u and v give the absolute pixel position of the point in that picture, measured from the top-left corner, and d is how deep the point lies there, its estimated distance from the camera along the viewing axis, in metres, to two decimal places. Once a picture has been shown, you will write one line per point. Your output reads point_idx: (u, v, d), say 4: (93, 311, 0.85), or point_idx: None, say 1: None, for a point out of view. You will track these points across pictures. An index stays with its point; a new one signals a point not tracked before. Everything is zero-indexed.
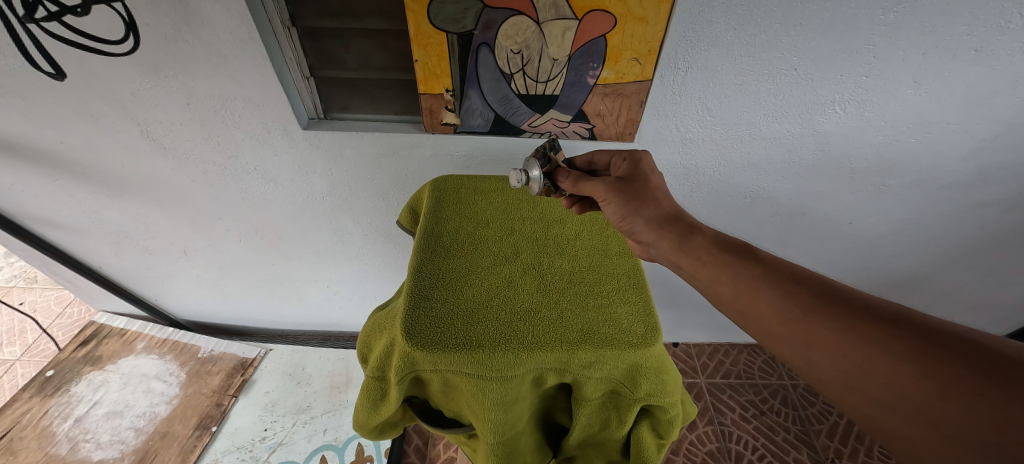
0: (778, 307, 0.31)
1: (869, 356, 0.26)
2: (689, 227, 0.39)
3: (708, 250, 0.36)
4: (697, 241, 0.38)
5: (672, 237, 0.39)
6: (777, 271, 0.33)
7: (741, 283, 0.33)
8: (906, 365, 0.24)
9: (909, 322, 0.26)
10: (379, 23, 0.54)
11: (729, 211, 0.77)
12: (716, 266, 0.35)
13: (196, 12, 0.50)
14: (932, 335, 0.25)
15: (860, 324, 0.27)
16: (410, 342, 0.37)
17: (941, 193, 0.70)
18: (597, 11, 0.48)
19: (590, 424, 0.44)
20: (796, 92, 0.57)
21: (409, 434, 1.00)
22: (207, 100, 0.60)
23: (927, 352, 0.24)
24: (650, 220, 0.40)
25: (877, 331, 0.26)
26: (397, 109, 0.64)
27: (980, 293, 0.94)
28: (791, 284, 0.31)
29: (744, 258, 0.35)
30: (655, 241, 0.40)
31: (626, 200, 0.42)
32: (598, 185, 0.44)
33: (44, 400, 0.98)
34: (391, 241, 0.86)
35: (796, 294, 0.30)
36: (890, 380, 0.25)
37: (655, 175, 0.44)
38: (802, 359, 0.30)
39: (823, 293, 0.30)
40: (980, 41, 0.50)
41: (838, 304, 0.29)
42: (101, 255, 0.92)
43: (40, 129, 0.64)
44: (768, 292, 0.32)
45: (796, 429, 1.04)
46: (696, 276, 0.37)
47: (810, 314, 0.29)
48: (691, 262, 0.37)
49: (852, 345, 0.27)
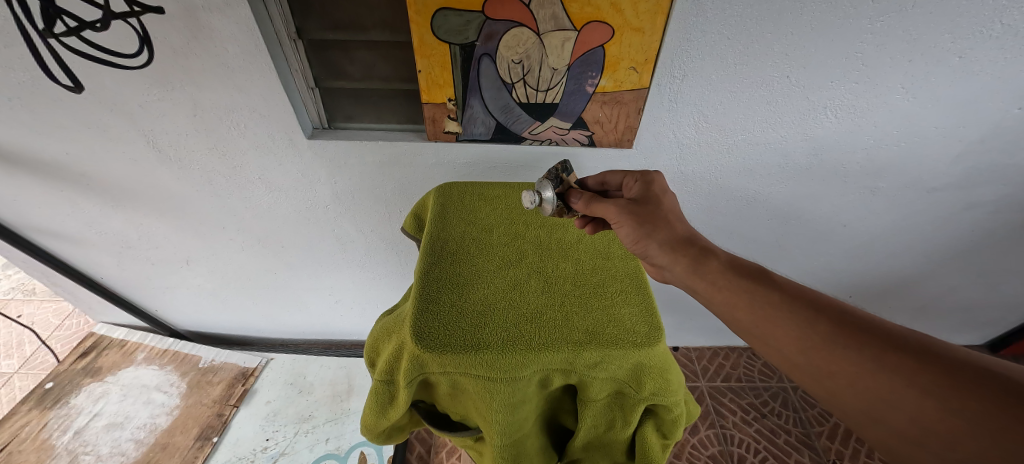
0: (798, 334, 0.32)
1: (893, 388, 0.27)
2: (703, 250, 0.40)
3: (722, 274, 0.37)
4: (712, 266, 0.38)
5: (686, 261, 0.39)
6: (793, 296, 0.34)
7: (759, 309, 0.34)
8: (932, 400, 0.25)
9: (932, 355, 0.27)
10: (383, 35, 0.56)
11: (726, 214, 0.78)
12: (733, 291, 0.36)
13: (205, 26, 0.51)
14: (959, 370, 0.25)
15: (882, 355, 0.28)
16: (422, 345, 0.37)
17: (933, 195, 0.72)
18: (596, 23, 0.50)
19: (595, 425, 0.45)
20: (789, 98, 0.58)
21: (411, 443, 0.99)
22: (214, 112, 0.61)
23: (955, 388, 0.25)
24: (664, 243, 0.41)
25: (901, 363, 0.27)
26: (400, 118, 0.66)
27: (974, 294, 0.95)
28: (809, 312, 0.32)
29: (761, 283, 0.35)
30: (669, 264, 0.41)
31: (639, 223, 0.42)
32: (611, 207, 0.45)
33: (43, 412, 0.98)
34: (391, 248, 0.87)
35: (815, 322, 0.31)
36: (915, 413, 0.26)
37: (667, 196, 0.46)
38: (822, 387, 0.31)
39: (841, 322, 0.31)
40: (964, 48, 0.52)
41: (859, 333, 0.29)
42: (104, 266, 0.92)
43: (47, 140, 0.64)
44: (786, 318, 0.32)
45: (797, 431, 1.04)
46: (712, 300, 0.37)
47: (831, 343, 0.30)
48: (707, 287, 0.38)
49: (875, 375, 0.28)
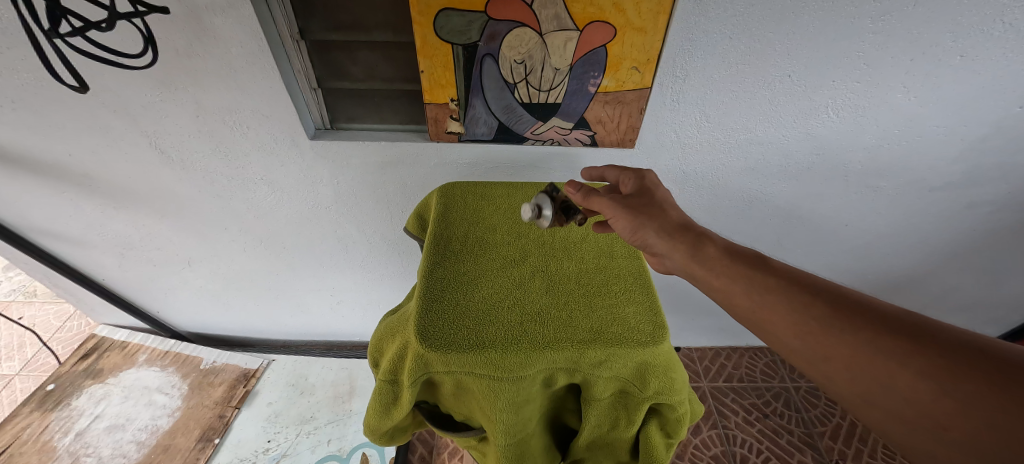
0: (793, 320, 0.32)
1: (890, 371, 0.27)
2: (699, 237, 0.39)
3: (722, 261, 0.37)
4: (710, 253, 0.38)
5: (684, 248, 0.39)
6: (790, 281, 0.33)
7: (756, 296, 0.34)
8: (926, 382, 0.25)
9: (929, 337, 0.27)
10: (385, 35, 0.56)
11: (728, 214, 0.78)
12: (730, 278, 0.36)
13: (209, 27, 0.51)
14: (955, 351, 0.26)
15: (877, 338, 0.28)
16: (426, 344, 0.37)
17: (934, 194, 0.72)
18: (598, 23, 0.50)
19: (599, 425, 0.44)
20: (791, 97, 0.58)
21: (412, 444, 0.99)
22: (217, 113, 0.61)
23: (949, 368, 0.25)
24: (661, 231, 0.40)
25: (896, 346, 0.27)
26: (402, 119, 0.66)
27: (976, 293, 0.95)
28: (806, 296, 0.32)
29: (759, 270, 0.35)
30: (668, 252, 0.40)
31: (635, 215, 0.42)
32: (605, 201, 0.44)
33: (45, 414, 0.97)
34: (392, 249, 0.87)
35: (811, 307, 0.31)
36: (910, 395, 0.26)
37: (661, 190, 0.46)
38: (819, 372, 0.31)
39: (836, 306, 0.31)
40: (965, 47, 0.52)
41: (855, 316, 0.30)
42: (105, 267, 0.92)
43: (50, 142, 0.65)
44: (784, 304, 0.32)
45: (799, 431, 1.04)
46: (711, 288, 0.37)
47: (826, 327, 0.30)
48: (705, 274, 0.37)
49: (870, 359, 0.28)
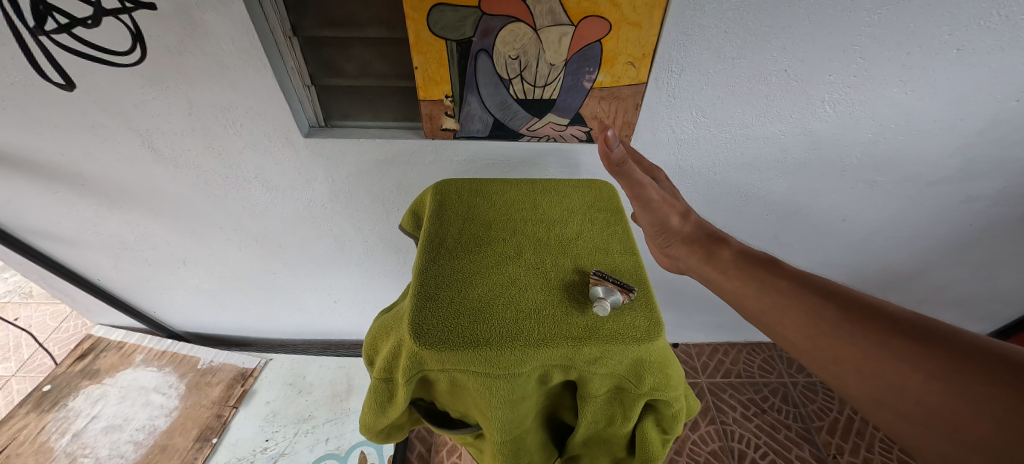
0: (804, 322, 0.33)
1: (899, 372, 0.28)
2: (715, 241, 0.43)
3: (734, 264, 0.39)
4: (723, 256, 0.41)
5: (700, 253, 0.42)
6: (802, 285, 0.35)
7: (767, 298, 0.36)
8: (935, 382, 0.26)
9: (940, 340, 0.27)
10: (379, 31, 0.55)
11: (725, 209, 0.78)
12: (743, 280, 0.38)
13: (200, 24, 0.51)
14: (965, 352, 0.26)
15: (886, 340, 0.29)
16: (420, 342, 0.37)
17: (931, 188, 0.72)
18: (593, 17, 0.49)
19: (594, 421, 0.44)
20: (788, 91, 0.58)
21: (411, 441, 0.99)
22: (209, 111, 0.61)
23: (957, 371, 0.25)
24: (683, 238, 0.45)
25: (905, 348, 0.28)
26: (397, 116, 0.65)
27: (972, 287, 0.95)
28: (817, 299, 0.34)
29: (771, 273, 0.38)
30: (684, 255, 0.44)
31: (660, 211, 0.44)
32: (638, 186, 0.41)
33: (42, 415, 0.97)
34: (389, 247, 0.86)
35: (822, 310, 0.33)
36: (919, 396, 0.27)
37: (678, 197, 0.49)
38: (830, 374, 0.32)
39: (847, 309, 0.32)
40: (962, 40, 0.51)
41: (866, 319, 0.31)
42: (100, 267, 0.91)
43: (41, 141, 0.64)
44: (796, 307, 0.34)
45: (797, 426, 1.04)
46: (724, 290, 0.39)
47: (837, 329, 0.31)
48: (719, 276, 0.40)
49: (879, 360, 0.29)
